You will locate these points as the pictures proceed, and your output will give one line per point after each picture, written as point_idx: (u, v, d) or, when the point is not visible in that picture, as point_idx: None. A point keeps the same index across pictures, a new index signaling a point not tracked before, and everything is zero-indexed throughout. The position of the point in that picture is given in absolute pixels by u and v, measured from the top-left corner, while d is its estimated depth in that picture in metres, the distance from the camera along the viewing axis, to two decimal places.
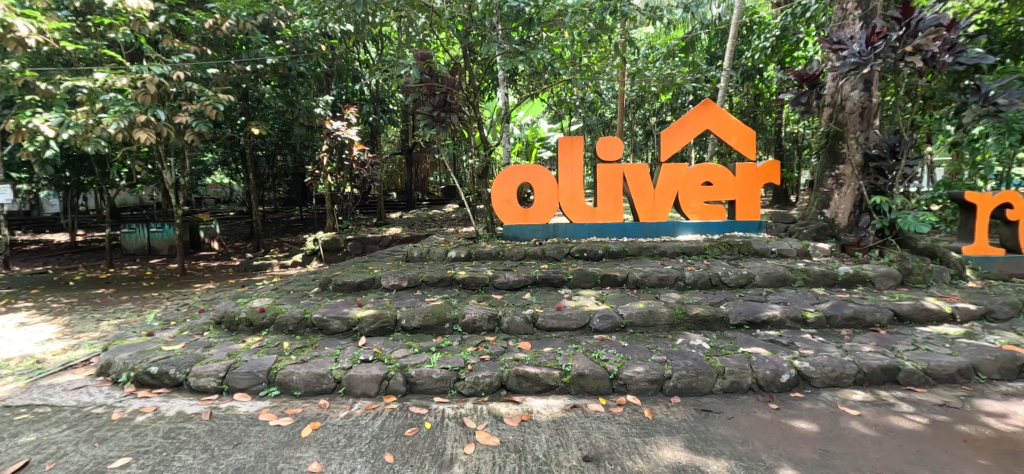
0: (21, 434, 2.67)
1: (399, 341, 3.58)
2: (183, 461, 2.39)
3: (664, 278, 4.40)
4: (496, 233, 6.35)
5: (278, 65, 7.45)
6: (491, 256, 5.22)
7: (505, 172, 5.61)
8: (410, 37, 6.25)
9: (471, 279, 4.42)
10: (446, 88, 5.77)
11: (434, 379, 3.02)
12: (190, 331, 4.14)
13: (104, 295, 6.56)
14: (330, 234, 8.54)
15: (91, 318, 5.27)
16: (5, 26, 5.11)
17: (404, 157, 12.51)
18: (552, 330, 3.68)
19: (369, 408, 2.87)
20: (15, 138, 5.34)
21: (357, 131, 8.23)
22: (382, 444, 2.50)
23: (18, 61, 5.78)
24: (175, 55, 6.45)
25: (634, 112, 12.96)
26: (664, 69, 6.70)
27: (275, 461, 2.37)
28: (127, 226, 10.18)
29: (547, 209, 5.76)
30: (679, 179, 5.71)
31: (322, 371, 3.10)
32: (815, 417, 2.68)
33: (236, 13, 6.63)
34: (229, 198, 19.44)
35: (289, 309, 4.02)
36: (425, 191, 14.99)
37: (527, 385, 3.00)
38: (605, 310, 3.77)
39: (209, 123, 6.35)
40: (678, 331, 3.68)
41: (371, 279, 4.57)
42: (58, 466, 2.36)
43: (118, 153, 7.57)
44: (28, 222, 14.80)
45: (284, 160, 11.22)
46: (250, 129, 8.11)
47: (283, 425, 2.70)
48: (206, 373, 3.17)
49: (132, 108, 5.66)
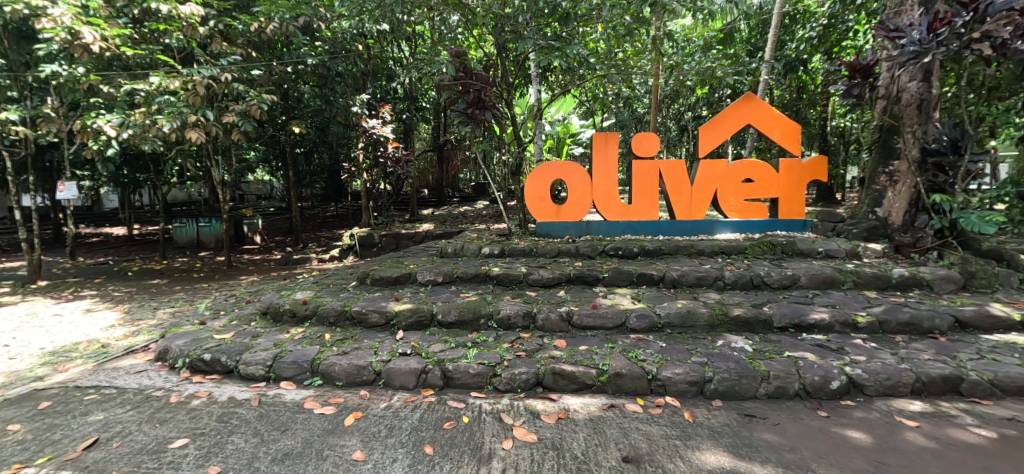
0: (91, 413, 2.88)
1: (435, 335, 3.64)
2: (236, 444, 2.52)
3: (702, 277, 4.28)
4: (529, 230, 6.36)
5: (319, 65, 7.76)
6: (524, 253, 5.24)
7: (538, 168, 5.60)
8: (444, 35, 6.31)
9: (505, 275, 4.44)
10: (480, 85, 5.88)
11: (470, 374, 3.06)
12: (238, 321, 4.35)
13: (159, 285, 6.98)
14: (364, 230, 8.79)
15: (148, 307, 5.62)
16: (73, 33, 5.49)
17: (437, 154, 12.69)
18: (587, 329, 3.65)
19: (408, 401, 2.93)
20: (81, 138, 5.80)
21: (391, 128, 8.45)
22: (421, 436, 2.55)
23: (84, 66, 6.19)
24: (223, 58, 6.79)
25: (668, 106, 12.68)
26: (704, 62, 6.52)
27: (319, 448, 2.46)
28: (179, 220, 10.81)
29: (581, 206, 5.71)
30: (717, 176, 5.54)
31: (363, 363, 3.19)
32: (868, 427, 2.55)
33: (280, 16, 6.95)
34: (269, 195, 20.24)
35: (330, 302, 4.16)
36: (455, 188, 15.15)
37: (564, 383, 2.99)
38: (641, 309, 3.71)
39: (254, 123, 6.63)
40: (717, 332, 3.57)
41: (407, 275, 4.67)
42: (124, 444, 2.53)
43: (171, 151, 8.04)
44: (91, 216, 15.88)
45: (320, 158, 11.57)
46: (291, 127, 8.43)
47: (326, 414, 2.80)
48: (255, 361, 3.32)
49: (184, 110, 5.95)
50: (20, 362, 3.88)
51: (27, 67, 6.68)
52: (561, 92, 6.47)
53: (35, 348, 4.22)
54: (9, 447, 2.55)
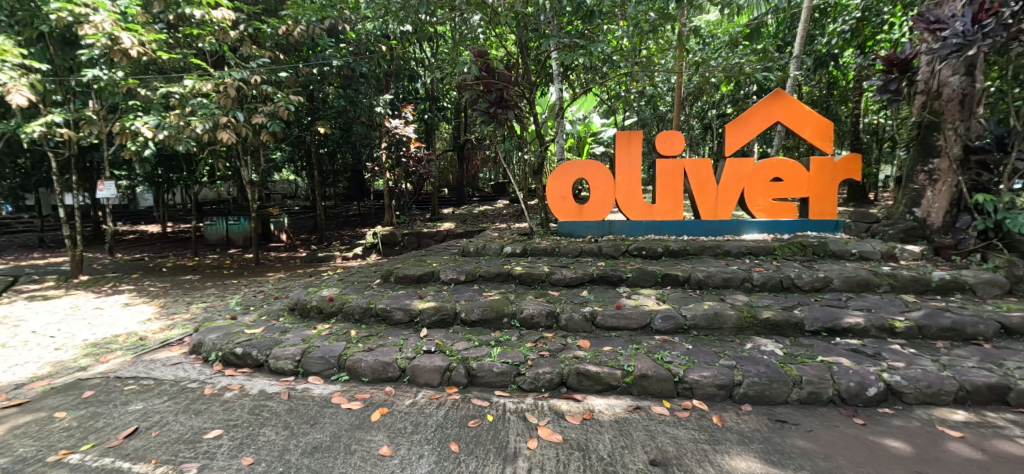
0: (131, 403, 3.01)
1: (459, 333, 3.66)
2: (267, 436, 2.58)
3: (729, 278, 4.18)
4: (550, 230, 6.34)
5: (343, 66, 7.90)
6: (546, 252, 5.22)
7: (561, 167, 5.57)
8: (466, 35, 6.34)
9: (528, 274, 4.44)
10: (503, 85, 5.89)
11: (494, 372, 3.07)
12: (267, 316, 4.47)
13: (192, 281, 7.23)
14: (387, 228, 8.91)
15: (182, 301, 5.83)
16: (112, 39, 5.71)
17: (457, 153, 12.78)
18: (610, 329, 3.62)
19: (432, 398, 2.96)
20: (120, 140, 6.05)
21: (413, 128, 8.54)
22: (447, 433, 2.57)
23: (123, 71, 6.45)
24: (252, 61, 6.97)
25: (692, 104, 12.45)
26: (731, 58, 6.37)
27: (347, 442, 2.50)
28: (210, 218, 11.18)
29: (603, 205, 5.66)
30: (744, 175, 5.41)
31: (388, 360, 3.24)
32: (908, 436, 2.45)
33: (306, 19, 7.11)
34: (294, 194, 20.72)
35: (355, 299, 4.23)
36: (475, 187, 15.22)
37: (588, 384, 2.97)
38: (666, 311, 3.65)
39: (282, 124, 6.79)
40: (746, 335, 3.49)
41: (430, 273, 4.71)
42: (162, 434, 2.63)
43: (203, 152, 8.31)
44: (128, 215, 16.55)
45: (344, 158, 11.79)
46: (316, 128, 8.61)
47: (353, 409, 2.85)
48: (284, 356, 3.40)
49: (216, 111, 6.14)
50: (65, 352, 4.08)
51: (71, 72, 7.00)
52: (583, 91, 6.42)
53: (78, 339, 4.43)
54: (57, 434, 2.68)
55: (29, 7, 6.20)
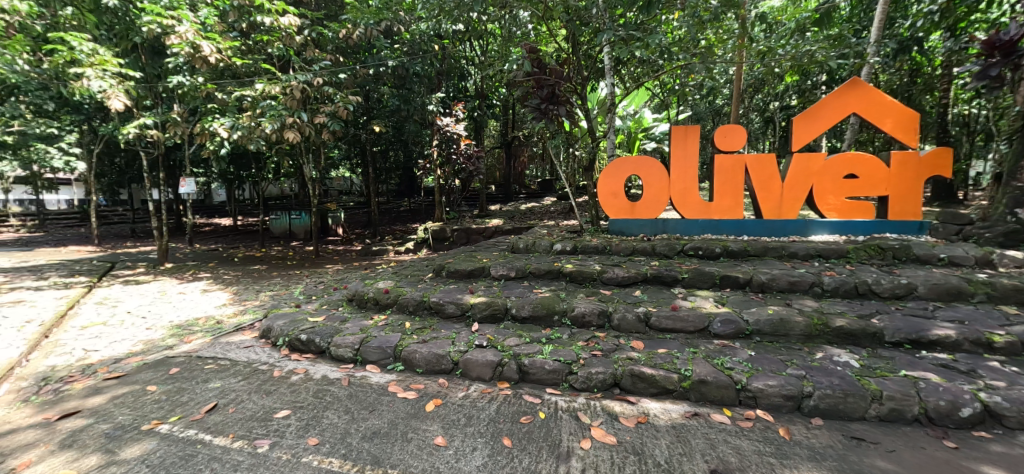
0: (211, 381, 3.28)
1: (510, 329, 3.68)
2: (331, 420, 2.73)
3: (796, 282, 3.92)
4: (601, 227, 6.23)
5: (398, 67, 8.16)
6: (597, 250, 5.13)
7: (612, 164, 5.45)
8: (518, 32, 6.33)
9: (579, 272, 4.39)
10: (554, 80, 5.80)
11: (546, 370, 3.06)
12: (328, 306, 4.72)
13: (261, 271, 7.77)
14: (437, 224, 9.12)
15: (252, 289, 6.28)
16: (194, 47, 6.19)
17: (505, 150, 12.85)
18: (665, 331, 3.50)
19: (485, 392, 3.00)
20: (200, 140, 6.58)
21: (463, 126, 8.67)
22: (499, 428, 2.59)
23: (203, 76, 7.00)
24: (315, 64, 7.34)
25: (751, 97, 11.78)
26: (801, 46, 5.93)
27: (404, 430, 2.59)
28: (275, 212, 11.95)
29: (656, 203, 5.49)
30: (813, 171, 5.02)
31: (442, 352, 3.32)
32: (1010, 465, 2.19)
33: (364, 23, 7.39)
34: (350, 190, 21.70)
35: (409, 292, 4.37)
36: (522, 184, 15.26)
37: (642, 386, 2.89)
38: (726, 314, 3.48)
39: (341, 123, 7.12)
40: (815, 343, 3.25)
41: (481, 268, 4.77)
42: (238, 411, 2.85)
43: (270, 150, 8.87)
44: (204, 209, 18.02)
45: (396, 155, 12.17)
46: (372, 127, 8.95)
47: (409, 398, 2.95)
48: (345, 344, 3.57)
49: (283, 112, 6.52)
50: (154, 331, 4.52)
51: (159, 79, 7.68)
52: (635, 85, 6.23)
53: (165, 321, 4.88)
54: (150, 405, 2.97)
55: (124, 20, 6.81)
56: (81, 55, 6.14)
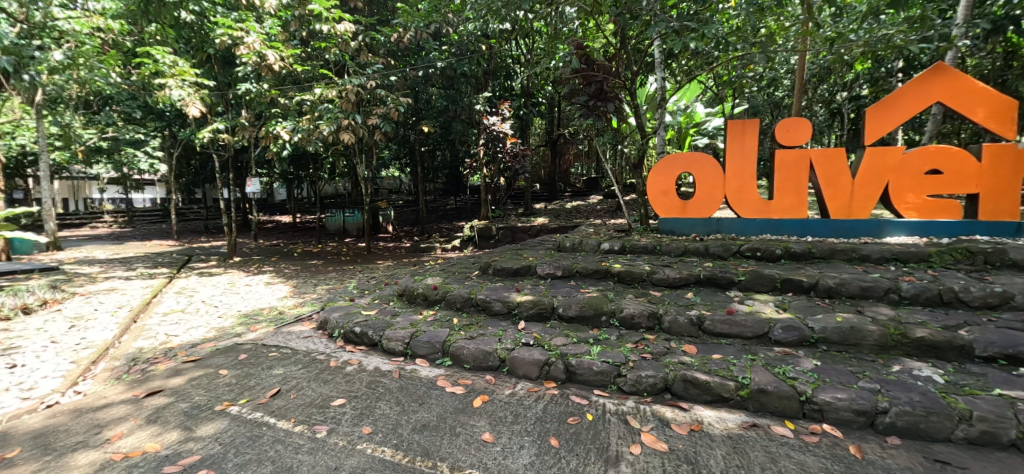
0: (275, 368, 3.49)
1: (556, 328, 3.66)
2: (383, 410, 2.83)
3: (868, 288, 3.62)
4: (650, 227, 6.06)
5: (446, 68, 8.31)
6: (646, 250, 4.99)
7: (663, 161, 5.28)
8: (565, 28, 6.24)
9: (627, 273, 4.28)
10: (603, 76, 5.67)
11: (594, 371, 3.01)
12: (379, 300, 4.89)
13: (318, 265, 8.19)
14: (483, 222, 9.23)
15: (310, 283, 6.63)
16: (261, 56, 6.59)
17: (551, 148, 12.78)
18: (720, 336, 3.35)
19: (531, 391, 3.00)
20: (265, 142, 7.03)
21: (510, 124, 8.71)
22: (546, 427, 2.58)
23: (268, 83, 7.45)
24: (368, 68, 7.62)
25: (816, 87, 11.01)
26: (876, 30, 5.45)
27: (453, 424, 2.64)
28: (331, 210, 12.54)
29: (710, 202, 5.25)
30: (889, 167, 4.62)
31: (489, 349, 3.34)
32: None
33: (415, 26, 7.59)
34: (399, 189, 22.41)
35: (457, 288, 4.44)
36: (568, 182, 15.12)
37: (696, 393, 2.79)
38: (788, 320, 3.27)
39: (393, 124, 7.35)
40: (891, 355, 2.99)
41: (527, 267, 4.77)
42: (298, 397, 3.01)
43: (327, 151, 9.32)
44: (267, 207, 19.23)
45: (444, 154, 12.43)
46: (421, 127, 9.18)
47: (457, 393, 3.00)
48: (396, 337, 3.69)
49: (339, 114, 6.82)
50: (225, 319, 4.88)
51: (229, 87, 8.27)
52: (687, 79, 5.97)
53: (234, 310, 5.26)
54: (222, 387, 3.20)
55: (200, 34, 7.34)
56: (164, 67, 6.73)
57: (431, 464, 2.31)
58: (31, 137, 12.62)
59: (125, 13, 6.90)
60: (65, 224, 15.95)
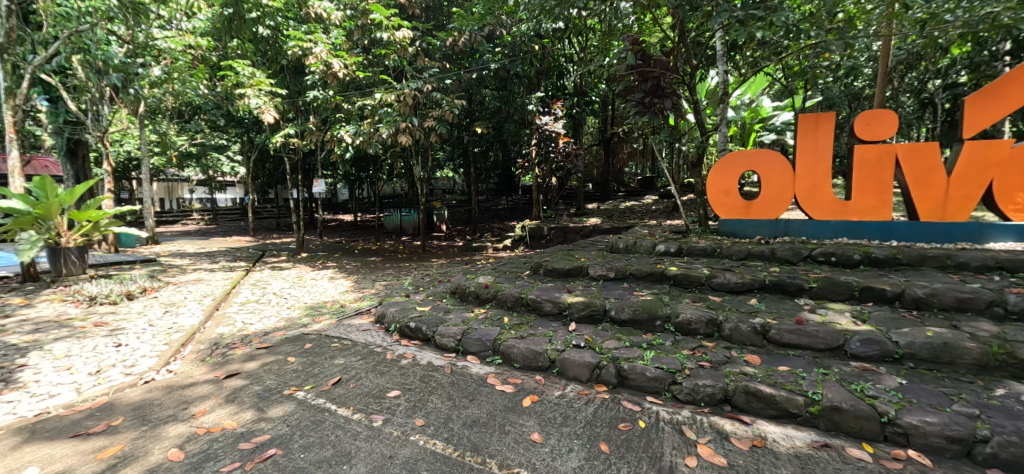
0: (336, 358, 3.68)
1: (608, 331, 3.58)
2: (435, 404, 2.89)
3: (966, 300, 3.22)
4: (710, 228, 5.77)
5: (500, 69, 8.37)
6: (705, 253, 4.76)
7: (724, 159, 5.00)
8: (621, 24, 6.08)
9: (684, 276, 4.11)
10: (660, 72, 5.45)
11: (647, 377, 2.91)
12: (433, 297, 5.03)
13: (376, 262, 8.56)
14: (535, 222, 9.23)
15: (369, 279, 6.95)
16: (327, 64, 6.96)
17: (604, 147, 12.55)
18: (788, 347, 3.12)
19: (581, 393, 2.95)
20: (329, 146, 7.44)
21: (562, 124, 8.63)
22: (597, 431, 2.53)
23: (333, 90, 7.87)
24: (425, 72, 7.84)
25: (902, 76, 9.99)
26: (979, 9, 4.83)
27: (502, 422, 2.66)
28: (388, 209, 13.07)
29: (777, 202, 4.91)
30: (994, 163, 4.09)
31: (539, 349, 3.33)
32: None
33: (470, 29, 7.68)
34: (452, 189, 22.94)
35: (508, 288, 4.47)
36: (621, 182, 14.78)
37: (759, 406, 2.62)
38: (867, 333, 2.99)
39: (447, 126, 7.52)
40: (993, 376, 2.65)
41: (579, 268, 4.70)
42: (357, 387, 3.16)
43: (385, 153, 9.72)
44: (331, 206, 20.39)
45: (496, 155, 12.56)
46: (475, 128, 9.33)
47: (506, 391, 3.01)
48: (448, 334, 3.77)
49: (397, 118, 7.08)
50: (293, 310, 5.23)
51: (299, 94, 8.83)
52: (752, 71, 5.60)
53: (300, 302, 5.63)
54: (289, 374, 3.43)
55: (274, 47, 7.89)
56: (243, 78, 7.32)
57: (480, 460, 2.34)
58: (134, 143, 14.20)
59: (211, 29, 7.56)
60: (160, 221, 17.80)
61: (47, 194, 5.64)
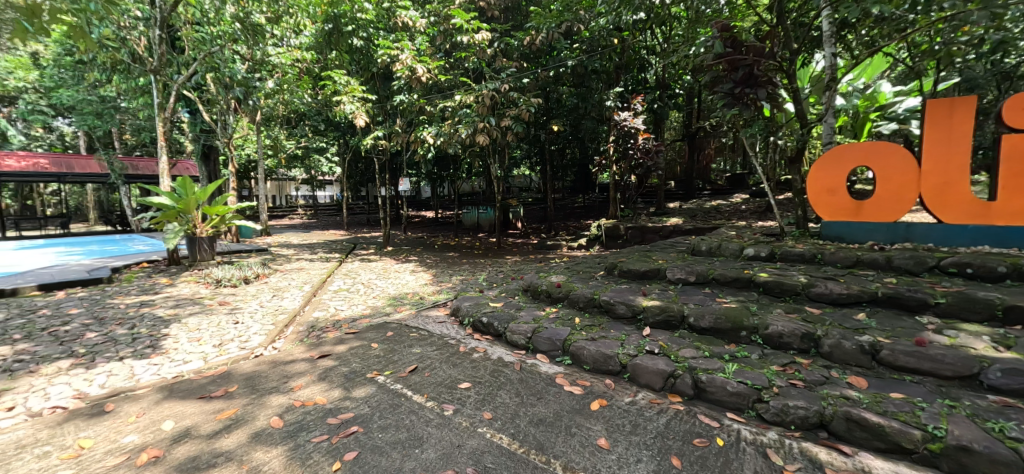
0: (412, 347, 3.89)
1: (686, 339, 3.36)
2: (503, 399, 2.93)
3: None
4: (811, 231, 5.16)
5: (577, 66, 8.23)
6: (804, 258, 4.26)
7: (829, 154, 4.49)
8: (709, 10, 5.63)
9: (776, 284, 3.72)
10: (752, 59, 4.94)
11: (728, 391, 2.69)
12: (506, 293, 5.10)
13: (454, 257, 8.91)
14: (611, 221, 8.97)
15: (446, 273, 7.25)
16: (410, 69, 7.35)
17: (689, 143, 11.81)
18: (903, 371, 2.69)
19: (653, 402, 2.80)
20: (413, 147, 7.87)
21: (642, 119, 8.26)
22: (668, 444, 2.39)
23: (417, 93, 8.31)
24: (503, 72, 7.96)
25: None
26: None
27: (569, 424, 2.61)
28: (468, 207, 13.52)
29: (896, 203, 4.24)
30: None
31: (610, 353, 3.22)
32: None
33: (547, 27, 7.63)
34: (530, 187, 23.13)
35: (580, 288, 4.39)
36: (708, 179, 13.83)
37: (862, 436, 2.29)
38: (1013, 362, 2.47)
39: (523, 125, 7.57)
40: None
41: (656, 270, 4.47)
42: (431, 376, 3.31)
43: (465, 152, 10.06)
44: (416, 203, 21.62)
45: (573, 153, 12.41)
46: (551, 126, 9.29)
47: (574, 393, 2.96)
48: (519, 331, 3.80)
49: (475, 118, 7.27)
50: (378, 300, 5.63)
51: (388, 99, 9.45)
52: (867, 53, 4.88)
53: (384, 292, 6.04)
54: (371, 358, 3.69)
55: (367, 57, 8.54)
56: (340, 87, 8.00)
57: (545, 460, 2.32)
58: (254, 147, 16.20)
59: (313, 44, 8.37)
60: (274, 216, 20.15)
61: (187, 192, 6.74)
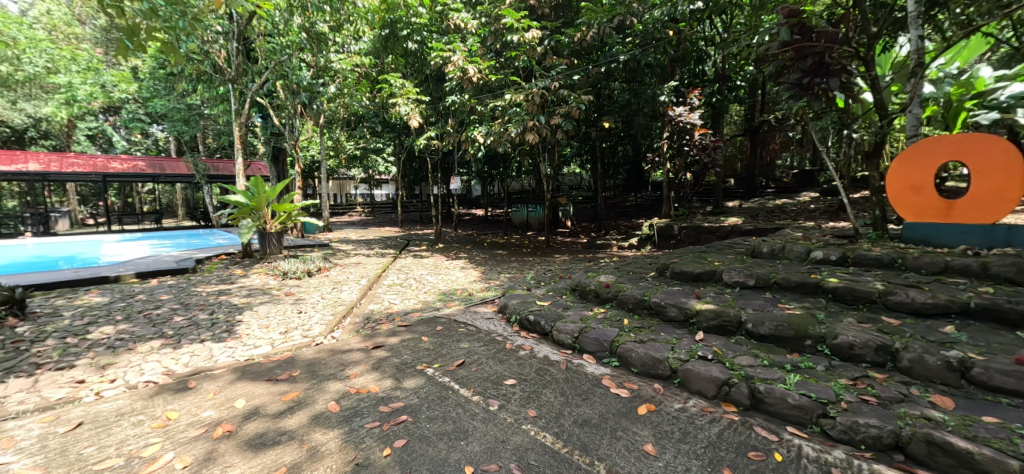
0: (460, 342, 3.97)
1: (743, 345, 3.17)
2: (547, 398, 2.93)
3: None
4: (891, 233, 4.68)
5: (630, 61, 8.00)
6: (882, 263, 3.88)
7: (910, 149, 4.06)
8: None
9: (848, 290, 3.41)
10: (823, 46, 4.51)
11: (789, 404, 2.51)
12: (553, 292, 5.07)
13: (503, 255, 9.00)
14: (665, 220, 8.66)
15: (494, 270, 7.34)
16: (462, 70, 7.48)
17: (752, 138, 11.13)
18: (1000, 393, 2.38)
19: (705, 411, 2.68)
20: (464, 146, 8.02)
21: (699, 114, 7.88)
22: (721, 455, 2.28)
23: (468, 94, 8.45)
24: (553, 70, 7.90)
25: None
26: None
27: (614, 427, 2.56)
28: (517, 205, 13.58)
29: (996, 202, 3.73)
30: None
31: (660, 356, 3.12)
32: None
33: (598, 22, 7.47)
34: (580, 184, 22.84)
35: (630, 288, 4.28)
36: (773, 176, 12.98)
37: (947, 462, 2.06)
38: None
39: (573, 123, 7.48)
40: None
41: (712, 272, 4.26)
42: (477, 371, 3.37)
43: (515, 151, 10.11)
44: (467, 201, 22.03)
45: (626, 150, 12.10)
46: (603, 123, 9.11)
47: (621, 396, 2.90)
48: (565, 330, 3.77)
49: (524, 117, 7.28)
50: (428, 295, 5.80)
51: (440, 100, 9.69)
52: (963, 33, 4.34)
53: (434, 288, 6.21)
54: (421, 351, 3.82)
55: (421, 59, 8.80)
56: (396, 89, 8.30)
57: (589, 461, 2.29)
58: (318, 148, 17.20)
59: (371, 49, 8.74)
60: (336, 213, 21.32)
61: (259, 190, 7.28)
